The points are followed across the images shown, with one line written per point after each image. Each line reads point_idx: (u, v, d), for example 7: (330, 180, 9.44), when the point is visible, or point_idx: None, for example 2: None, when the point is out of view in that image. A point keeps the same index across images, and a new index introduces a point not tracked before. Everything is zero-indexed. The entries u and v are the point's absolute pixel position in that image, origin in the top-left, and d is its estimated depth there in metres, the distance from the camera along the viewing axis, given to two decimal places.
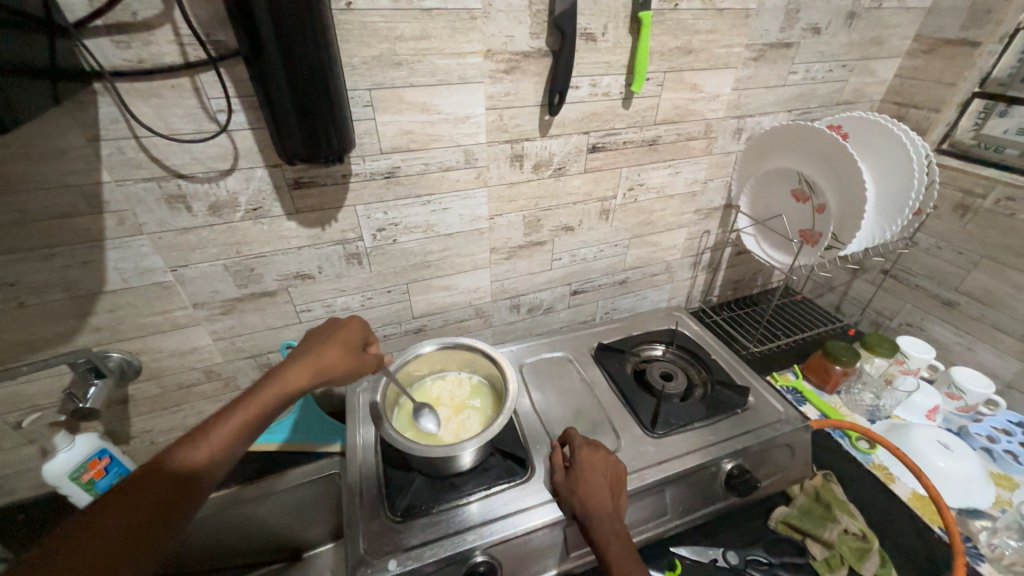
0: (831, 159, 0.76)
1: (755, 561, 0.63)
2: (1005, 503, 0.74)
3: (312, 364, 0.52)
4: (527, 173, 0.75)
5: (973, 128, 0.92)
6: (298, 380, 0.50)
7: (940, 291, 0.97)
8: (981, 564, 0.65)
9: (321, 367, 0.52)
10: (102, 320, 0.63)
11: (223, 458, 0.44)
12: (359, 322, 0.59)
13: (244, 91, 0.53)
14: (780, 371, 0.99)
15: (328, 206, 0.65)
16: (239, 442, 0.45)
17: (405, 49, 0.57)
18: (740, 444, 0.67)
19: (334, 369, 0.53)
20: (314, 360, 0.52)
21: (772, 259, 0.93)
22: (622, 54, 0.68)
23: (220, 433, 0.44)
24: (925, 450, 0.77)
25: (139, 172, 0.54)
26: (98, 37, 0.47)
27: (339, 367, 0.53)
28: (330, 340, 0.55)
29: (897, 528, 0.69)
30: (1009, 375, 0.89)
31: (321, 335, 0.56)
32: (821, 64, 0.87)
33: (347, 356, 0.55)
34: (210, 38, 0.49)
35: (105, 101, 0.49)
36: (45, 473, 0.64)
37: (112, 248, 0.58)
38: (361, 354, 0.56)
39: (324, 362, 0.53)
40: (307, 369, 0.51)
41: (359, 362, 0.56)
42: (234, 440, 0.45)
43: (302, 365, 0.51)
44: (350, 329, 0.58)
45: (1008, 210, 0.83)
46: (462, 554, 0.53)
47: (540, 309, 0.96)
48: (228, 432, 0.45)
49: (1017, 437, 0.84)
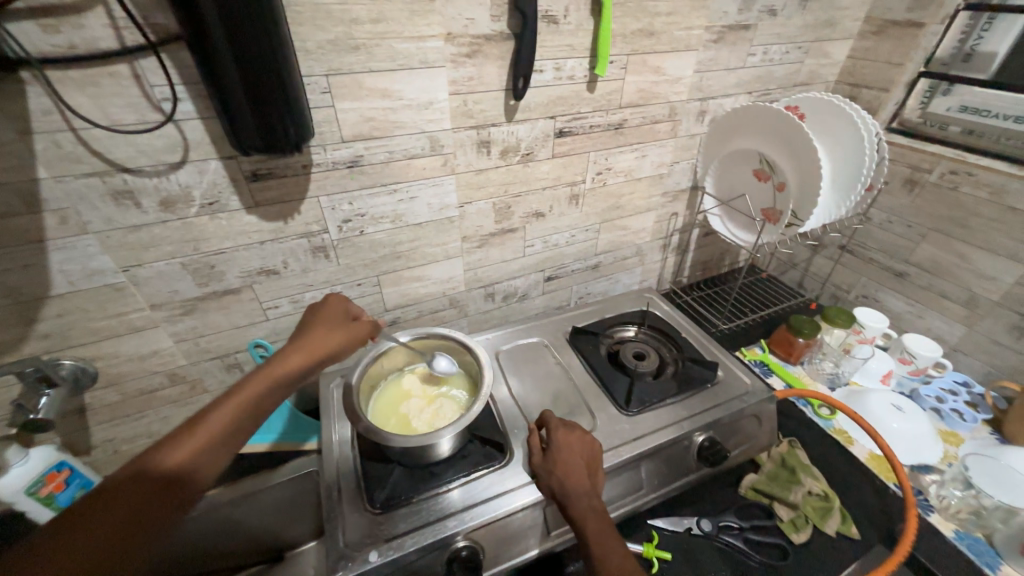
0: (789, 139, 0.78)
1: (727, 527, 0.66)
2: (951, 458, 0.79)
3: (303, 344, 0.53)
4: (495, 159, 0.74)
5: (920, 107, 0.97)
6: (292, 359, 0.51)
7: (893, 264, 1.02)
8: (931, 514, 0.70)
9: (313, 345, 0.53)
10: (50, 326, 0.60)
11: (222, 444, 0.43)
12: (341, 300, 0.60)
13: (190, 78, 0.51)
14: (747, 346, 1.03)
15: (289, 198, 0.63)
16: (239, 427, 0.45)
17: (362, 32, 0.55)
18: (710, 417, 0.70)
19: (326, 345, 0.54)
20: (306, 340, 0.53)
21: (736, 238, 0.96)
22: (584, 36, 0.68)
23: (217, 419, 0.44)
24: (880, 413, 0.82)
25: (79, 167, 0.51)
26: (22, 21, 0.43)
27: (331, 343, 0.55)
28: (318, 321, 0.57)
29: (855, 486, 0.74)
30: (955, 339, 0.95)
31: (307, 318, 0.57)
32: (778, 46, 0.89)
33: (338, 333, 0.56)
34: (149, 22, 0.47)
35: (35, 91, 0.46)
36: (0, 490, 0.61)
37: (55, 249, 0.55)
38: (350, 327, 0.58)
39: (315, 341, 0.54)
40: (299, 349, 0.52)
41: (350, 334, 0.57)
42: (234, 424, 0.45)
43: (295, 347, 0.52)
44: (334, 308, 0.59)
45: (952, 183, 0.88)
46: (444, 540, 0.54)
47: (514, 297, 0.96)
48: (228, 417, 0.45)
49: (962, 396, 0.90)
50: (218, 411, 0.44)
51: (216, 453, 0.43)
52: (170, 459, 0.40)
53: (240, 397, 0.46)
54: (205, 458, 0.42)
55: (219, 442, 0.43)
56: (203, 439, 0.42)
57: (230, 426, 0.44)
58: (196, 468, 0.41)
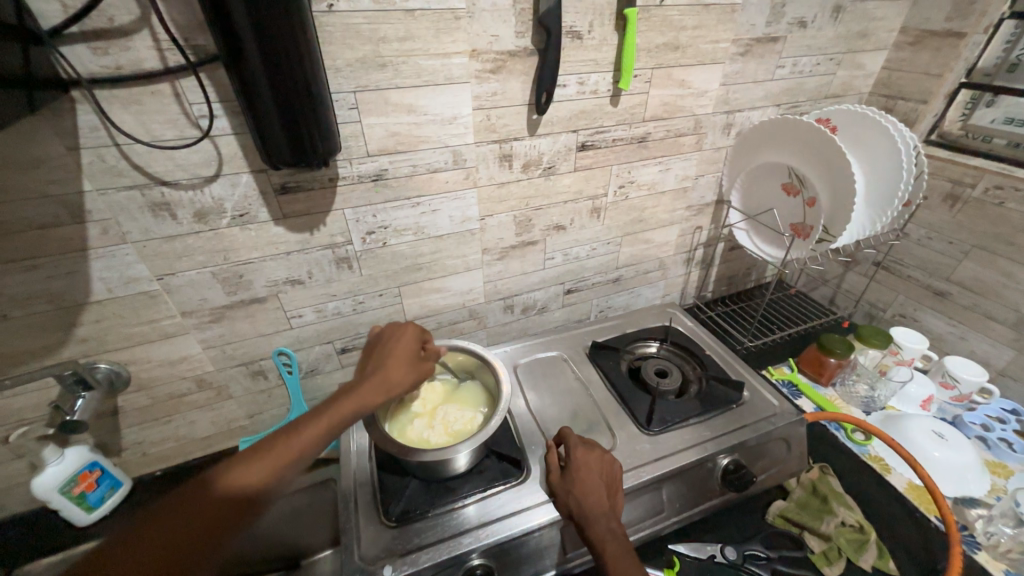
0: (822, 153, 0.75)
1: (753, 556, 0.63)
2: (999, 491, 0.74)
3: (380, 379, 0.54)
4: (516, 173, 0.74)
5: (960, 119, 0.93)
6: (367, 393, 0.52)
7: (933, 282, 0.97)
8: (977, 552, 0.66)
9: (389, 379, 0.54)
10: (89, 331, 0.63)
11: (297, 465, 0.46)
12: (416, 330, 0.61)
13: (225, 95, 0.53)
14: (775, 365, 0.99)
15: (315, 210, 0.64)
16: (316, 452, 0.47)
17: (389, 50, 0.56)
18: (736, 439, 0.67)
19: (400, 380, 0.55)
20: (383, 374, 0.54)
21: (764, 254, 0.92)
22: (608, 51, 0.68)
23: (293, 448, 0.46)
24: (920, 440, 0.78)
25: (121, 180, 0.54)
26: (74, 44, 0.46)
27: (406, 377, 0.56)
28: (395, 352, 0.57)
29: (894, 519, 0.69)
30: (1003, 363, 0.89)
31: (382, 349, 0.58)
32: (808, 58, 0.87)
33: (412, 370, 0.57)
34: (189, 43, 0.49)
35: (83, 109, 0.49)
36: (35, 487, 0.64)
37: (96, 257, 0.58)
38: (420, 362, 0.58)
39: (393, 376, 0.55)
40: (375, 382, 0.53)
41: (421, 370, 0.57)
42: (310, 449, 0.47)
43: (371, 379, 0.54)
44: (406, 339, 0.60)
45: (998, 198, 0.84)
46: (458, 558, 0.53)
47: (534, 309, 0.96)
48: (306, 443, 0.47)
49: (1011, 424, 0.84)
50: (299, 436, 0.47)
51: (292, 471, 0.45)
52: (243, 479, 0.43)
53: (321, 422, 0.49)
54: (278, 479, 0.44)
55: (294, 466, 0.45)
56: (283, 460, 0.45)
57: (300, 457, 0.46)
58: (269, 484, 0.44)
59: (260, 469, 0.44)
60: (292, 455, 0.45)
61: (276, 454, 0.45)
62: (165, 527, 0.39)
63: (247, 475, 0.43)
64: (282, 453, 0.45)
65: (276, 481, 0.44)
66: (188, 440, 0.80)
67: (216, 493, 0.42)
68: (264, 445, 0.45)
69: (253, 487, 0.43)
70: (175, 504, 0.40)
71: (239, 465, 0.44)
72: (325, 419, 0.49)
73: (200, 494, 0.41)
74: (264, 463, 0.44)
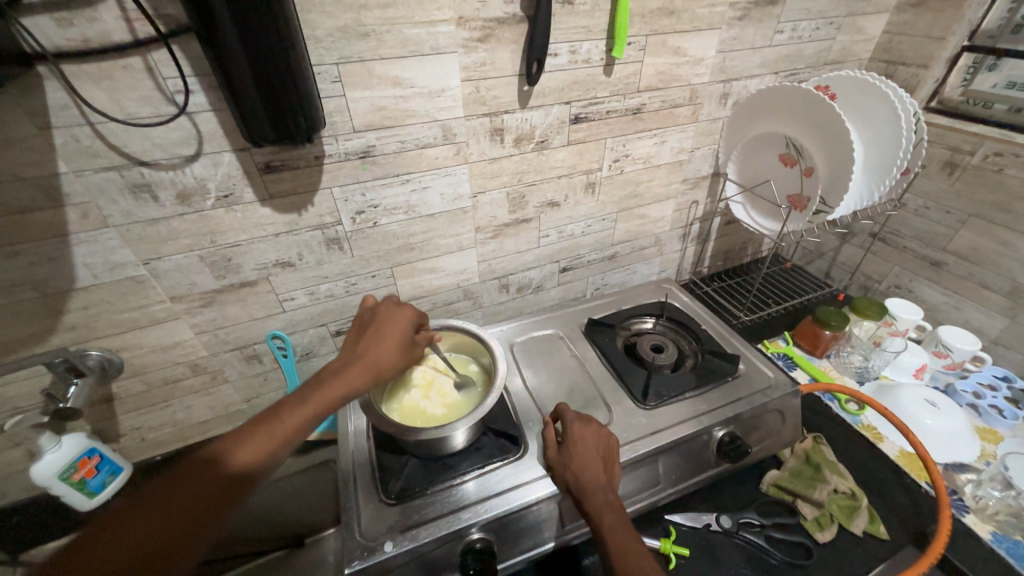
0: (822, 121, 0.73)
1: (747, 523, 0.64)
2: (989, 456, 0.75)
3: (368, 361, 0.54)
4: (509, 148, 0.72)
5: (962, 84, 0.91)
6: (354, 377, 0.52)
7: (929, 252, 0.97)
8: (965, 515, 0.67)
9: (375, 362, 0.54)
10: (77, 318, 0.62)
11: (286, 446, 0.46)
12: (408, 311, 0.60)
13: (202, 69, 0.50)
14: (770, 339, 0.99)
15: (302, 189, 0.63)
16: (305, 434, 0.47)
17: (371, 18, 0.54)
18: (731, 411, 0.67)
19: (387, 363, 0.55)
20: (370, 358, 0.54)
21: (760, 227, 0.91)
22: (601, 17, 0.65)
23: (281, 430, 0.46)
24: (913, 409, 0.79)
25: (98, 161, 0.52)
26: (36, 15, 0.44)
27: (392, 361, 0.55)
28: (382, 335, 0.57)
29: (885, 485, 0.71)
30: (996, 332, 0.90)
31: (372, 330, 0.57)
32: (808, 22, 0.85)
33: (399, 354, 0.56)
34: (159, 12, 0.46)
35: (53, 85, 0.47)
36: (36, 475, 0.63)
37: (78, 242, 0.56)
38: (410, 343, 0.58)
39: (380, 359, 0.55)
40: (362, 364, 0.53)
41: (410, 353, 0.58)
42: (301, 431, 0.47)
43: (359, 361, 0.53)
44: (397, 322, 0.58)
45: (997, 165, 0.82)
46: (457, 532, 0.54)
47: (529, 288, 0.95)
48: (294, 425, 0.47)
49: (1002, 392, 0.85)
50: (287, 418, 0.47)
51: (282, 453, 0.46)
52: (235, 457, 0.43)
53: (308, 405, 0.49)
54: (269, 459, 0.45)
55: (284, 446, 0.46)
56: (272, 441, 0.45)
57: (288, 439, 0.46)
58: (260, 464, 0.44)
59: (250, 450, 0.44)
60: (281, 438, 0.45)
61: (264, 436, 0.45)
62: (160, 506, 0.39)
63: (238, 456, 0.43)
64: (270, 436, 0.45)
65: (265, 461, 0.44)
66: (186, 426, 0.81)
67: (214, 471, 0.42)
68: (253, 426, 0.46)
69: (243, 464, 0.43)
70: (175, 484, 0.40)
71: (228, 446, 0.44)
72: (312, 401, 0.49)
73: (196, 469, 0.42)
74: (255, 443, 0.44)
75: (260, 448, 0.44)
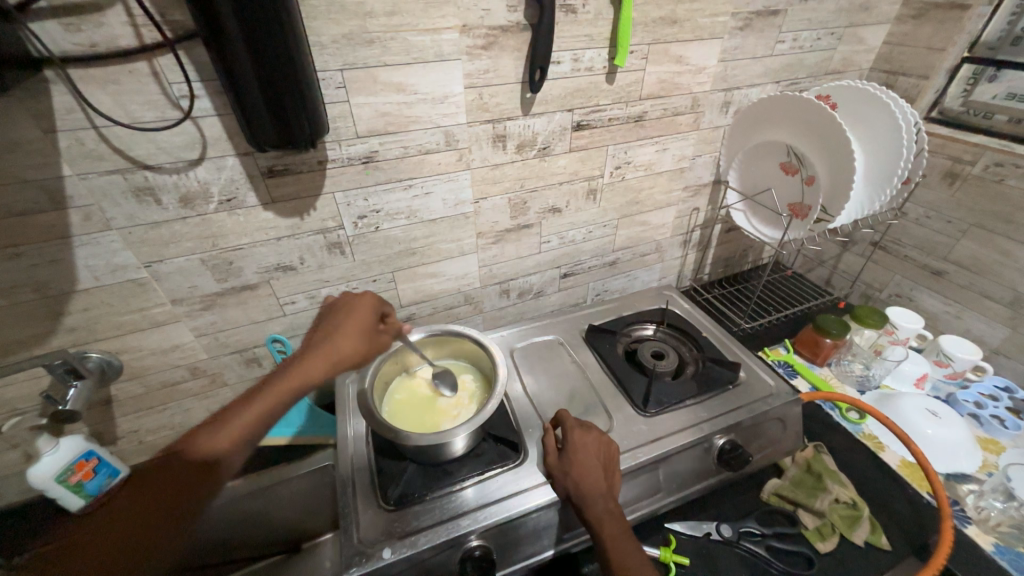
0: (822, 130, 0.74)
1: (747, 533, 0.63)
2: (991, 467, 0.75)
3: (325, 352, 0.51)
4: (511, 154, 0.73)
5: (962, 95, 0.91)
6: (310, 369, 0.49)
7: (930, 261, 0.97)
8: (967, 526, 0.67)
9: (334, 351, 0.51)
10: (77, 320, 0.62)
11: (243, 442, 0.44)
12: (374, 298, 0.57)
13: (206, 74, 0.51)
14: (771, 346, 0.99)
15: (305, 194, 0.63)
16: (261, 429, 0.45)
17: (376, 25, 0.54)
18: (732, 419, 0.67)
19: (347, 352, 0.51)
20: (328, 348, 0.51)
21: (761, 234, 0.92)
22: (604, 26, 0.66)
23: (233, 427, 0.44)
24: (915, 418, 0.78)
25: (102, 164, 0.52)
26: (44, 20, 0.44)
27: (351, 350, 0.51)
28: (342, 324, 0.53)
29: (888, 495, 0.70)
30: (997, 342, 0.90)
31: (332, 321, 0.55)
32: (809, 32, 0.85)
33: (360, 342, 0.52)
34: (165, 18, 0.47)
35: (58, 89, 0.47)
36: (31, 478, 0.63)
37: (80, 244, 0.56)
38: (375, 333, 0.54)
39: (338, 349, 0.51)
40: (319, 355, 0.50)
41: (374, 341, 0.54)
42: (255, 426, 0.45)
43: (315, 352, 0.50)
44: (360, 310, 0.55)
45: (997, 176, 0.83)
46: (457, 539, 0.53)
47: (530, 293, 0.95)
48: (245, 422, 0.45)
49: (1003, 402, 0.85)
50: (239, 415, 0.45)
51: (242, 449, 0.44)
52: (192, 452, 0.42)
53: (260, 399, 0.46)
54: (228, 456, 0.43)
55: (238, 442, 0.44)
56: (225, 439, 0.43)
57: (241, 436, 0.44)
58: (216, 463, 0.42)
59: (207, 447, 0.43)
60: (235, 435, 0.44)
61: (217, 433, 0.43)
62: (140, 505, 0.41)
63: (196, 451, 0.43)
64: (224, 433, 0.43)
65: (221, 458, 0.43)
66: (184, 429, 0.80)
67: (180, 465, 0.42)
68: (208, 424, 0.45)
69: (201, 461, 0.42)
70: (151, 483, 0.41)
71: (188, 443, 0.43)
72: (267, 396, 0.46)
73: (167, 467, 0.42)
74: (212, 439, 0.43)
75: (213, 445, 0.43)
